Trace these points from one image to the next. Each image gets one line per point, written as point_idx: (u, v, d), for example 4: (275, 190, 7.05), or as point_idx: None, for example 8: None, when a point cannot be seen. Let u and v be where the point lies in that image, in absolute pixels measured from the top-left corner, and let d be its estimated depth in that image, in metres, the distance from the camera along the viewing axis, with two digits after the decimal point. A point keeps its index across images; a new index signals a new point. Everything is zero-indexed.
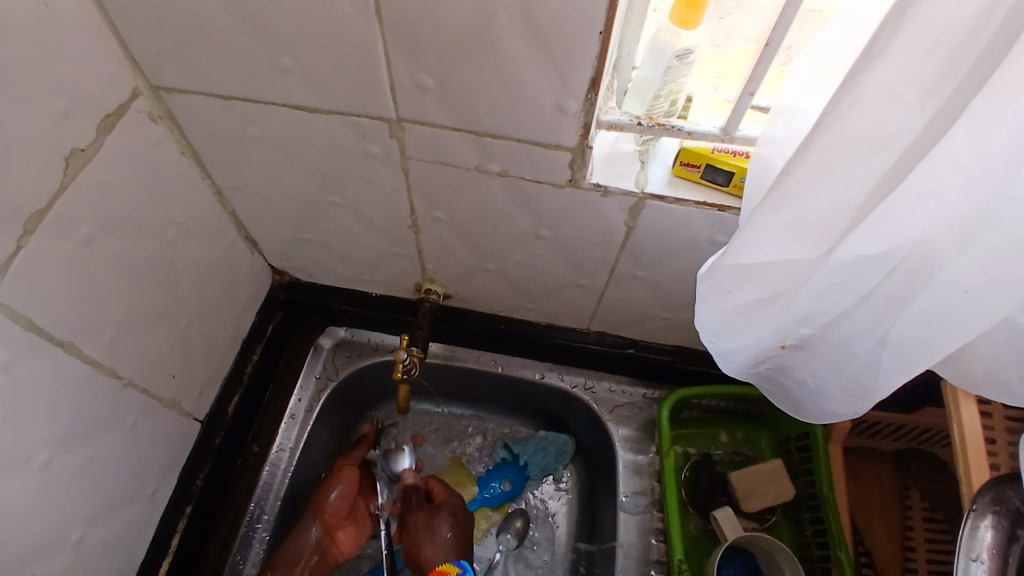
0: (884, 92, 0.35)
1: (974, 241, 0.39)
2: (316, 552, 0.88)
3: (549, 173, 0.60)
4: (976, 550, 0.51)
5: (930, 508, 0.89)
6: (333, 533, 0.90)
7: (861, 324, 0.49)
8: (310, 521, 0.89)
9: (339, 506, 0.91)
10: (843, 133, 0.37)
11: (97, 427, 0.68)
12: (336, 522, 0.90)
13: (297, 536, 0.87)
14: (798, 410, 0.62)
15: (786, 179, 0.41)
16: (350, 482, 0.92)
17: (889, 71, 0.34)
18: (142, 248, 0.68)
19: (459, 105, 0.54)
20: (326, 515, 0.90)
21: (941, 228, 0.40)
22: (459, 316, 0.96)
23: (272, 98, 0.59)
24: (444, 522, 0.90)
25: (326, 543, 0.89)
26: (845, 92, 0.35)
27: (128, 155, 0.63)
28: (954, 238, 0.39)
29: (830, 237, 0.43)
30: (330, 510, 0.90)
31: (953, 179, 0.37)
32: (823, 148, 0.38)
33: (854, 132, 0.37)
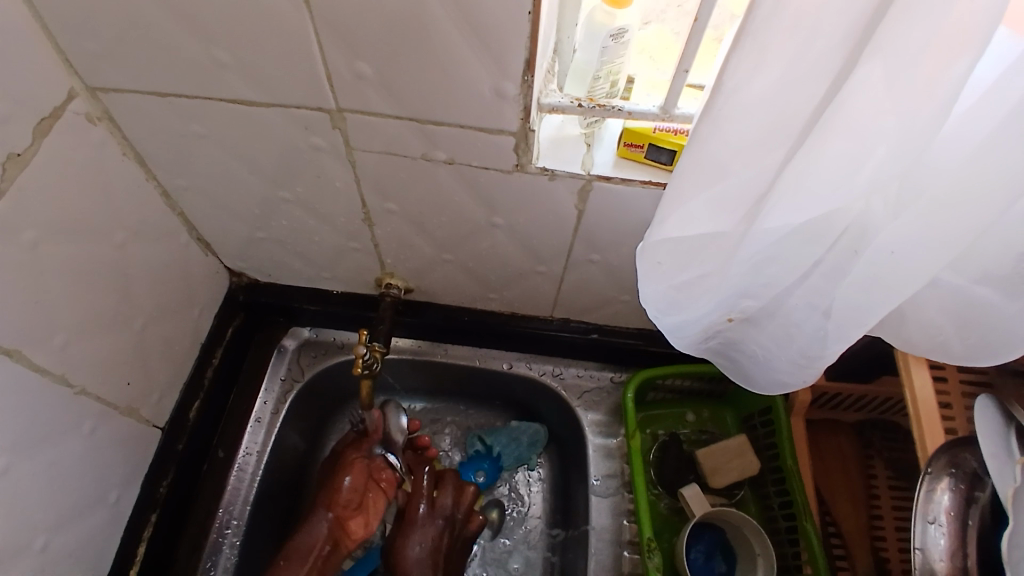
0: (792, 58, 0.36)
1: (906, 206, 0.40)
2: (328, 543, 0.86)
3: (495, 159, 0.60)
4: (933, 513, 0.52)
5: (893, 476, 0.92)
6: (345, 523, 0.88)
7: (800, 296, 0.50)
8: (321, 513, 0.87)
9: (349, 497, 0.87)
10: (758, 100, 0.38)
11: (54, 435, 0.66)
12: (347, 513, 0.88)
13: (310, 525, 0.85)
14: (751, 382, 0.64)
15: (712, 152, 0.42)
16: (361, 471, 0.89)
17: (797, 37, 0.35)
18: (91, 251, 0.66)
19: (401, 94, 0.54)
20: (337, 504, 0.87)
21: (876, 195, 0.41)
22: (423, 309, 0.95)
23: (212, 94, 0.58)
24: (416, 541, 0.88)
25: (338, 534, 0.87)
26: (757, 57, 0.37)
27: (68, 157, 0.61)
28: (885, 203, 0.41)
29: (758, 210, 0.44)
30: (341, 498, 0.87)
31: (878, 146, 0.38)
32: (743, 117, 0.39)
33: (769, 99, 0.38)
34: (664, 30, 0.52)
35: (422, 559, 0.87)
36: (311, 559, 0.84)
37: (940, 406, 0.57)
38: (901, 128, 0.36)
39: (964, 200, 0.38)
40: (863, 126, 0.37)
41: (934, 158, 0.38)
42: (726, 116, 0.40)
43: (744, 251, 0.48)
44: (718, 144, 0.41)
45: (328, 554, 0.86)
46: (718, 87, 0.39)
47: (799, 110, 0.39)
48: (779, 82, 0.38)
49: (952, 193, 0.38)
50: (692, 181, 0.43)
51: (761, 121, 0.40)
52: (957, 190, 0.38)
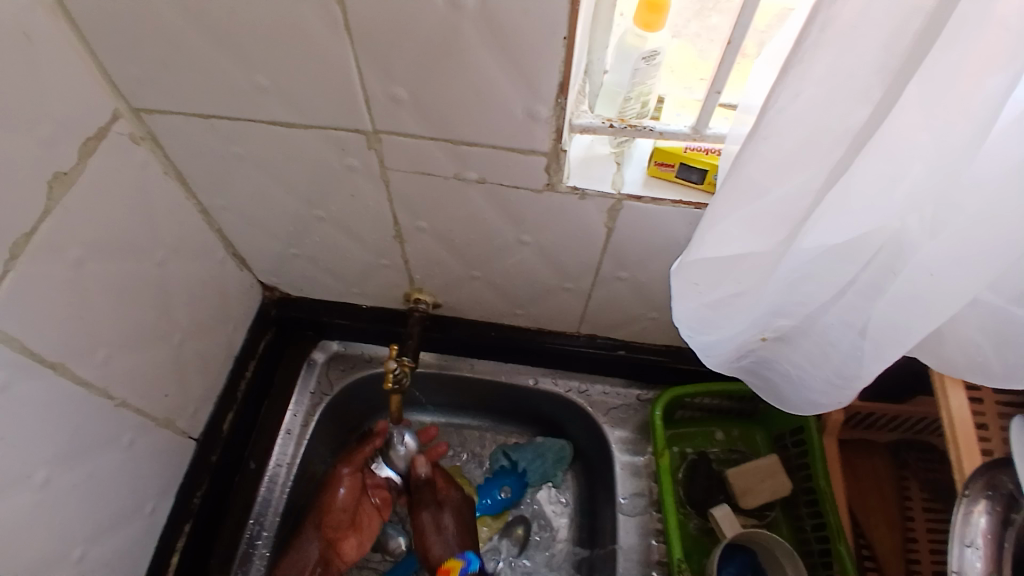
0: (827, 79, 0.36)
1: (944, 225, 0.40)
2: (319, 564, 0.90)
3: (525, 178, 0.60)
4: (971, 535, 0.51)
5: (930, 498, 0.90)
6: (336, 544, 0.91)
7: (835, 313, 0.50)
8: (311, 533, 0.91)
9: (341, 514, 0.92)
10: (793, 122, 0.39)
11: (92, 447, 0.68)
12: (338, 534, 0.92)
13: (301, 550, 0.89)
14: (784, 402, 0.63)
15: (748, 172, 0.42)
16: (352, 483, 0.94)
17: (832, 59, 0.35)
18: (132, 267, 0.68)
19: (434, 115, 0.55)
20: (328, 520, 0.92)
21: (914, 213, 0.41)
22: (449, 325, 0.96)
23: (251, 116, 0.60)
24: (448, 513, 0.93)
25: (329, 555, 0.90)
26: (791, 79, 0.37)
27: (112, 176, 0.63)
28: (921, 221, 0.41)
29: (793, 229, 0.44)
30: (334, 514, 0.92)
31: (917, 165, 0.38)
32: (779, 138, 0.40)
33: (804, 120, 0.39)
34: (688, 46, 0.53)
35: (455, 530, 0.92)
36: None
37: (976, 426, 0.56)
38: (937, 145, 0.36)
39: (1009, 215, 0.37)
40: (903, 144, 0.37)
41: (972, 176, 0.37)
42: (762, 136, 0.40)
43: (781, 270, 0.48)
44: (755, 164, 0.41)
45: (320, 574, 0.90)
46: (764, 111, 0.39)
47: (836, 129, 0.39)
48: (813, 104, 0.38)
49: (989, 211, 0.37)
50: (728, 202, 0.44)
51: (796, 141, 0.40)
52: (990, 210, 0.37)
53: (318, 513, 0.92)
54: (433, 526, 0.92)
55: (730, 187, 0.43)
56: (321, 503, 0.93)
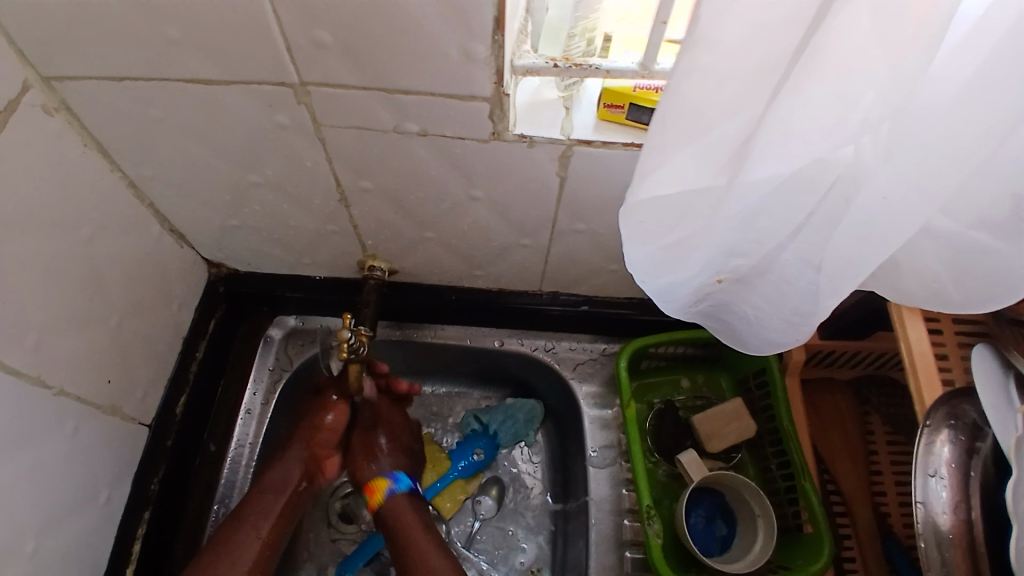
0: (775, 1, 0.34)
1: (895, 154, 0.39)
2: (304, 479, 0.86)
3: (470, 128, 0.57)
4: (935, 466, 0.52)
5: (891, 431, 0.92)
6: (321, 460, 0.87)
7: (793, 249, 0.49)
8: (297, 448, 0.85)
9: (330, 437, 0.85)
10: (740, 52, 0.37)
11: (35, 439, 0.64)
12: (325, 451, 0.86)
13: (286, 464, 0.84)
14: (742, 343, 0.63)
15: (696, 104, 0.39)
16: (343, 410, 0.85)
17: None
18: (57, 249, 0.63)
19: (365, 62, 0.51)
20: (316, 443, 0.85)
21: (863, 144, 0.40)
22: (406, 289, 0.93)
23: (169, 74, 0.55)
24: (382, 434, 0.89)
25: (313, 470, 0.86)
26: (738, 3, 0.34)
27: (23, 150, 0.58)
28: (875, 152, 0.40)
29: (743, 160, 0.42)
30: (320, 437, 0.85)
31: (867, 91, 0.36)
32: (726, 69, 0.38)
33: (753, 47, 0.37)
34: None
35: (390, 451, 0.88)
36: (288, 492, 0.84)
37: (936, 358, 0.56)
38: (892, 71, 0.35)
39: (957, 141, 0.38)
40: (855, 68, 0.35)
41: (921, 99, 0.37)
42: (711, 63, 0.37)
43: (735, 209, 0.46)
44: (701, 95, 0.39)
45: (304, 490, 0.86)
46: (688, 32, 0.36)
47: (784, 54, 0.37)
48: (759, 29, 0.36)
49: (947, 141, 0.38)
50: (677, 138, 0.41)
51: (746, 67, 0.37)
52: (946, 133, 0.37)
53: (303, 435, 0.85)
54: (367, 451, 0.88)
55: (677, 121, 0.40)
56: (307, 425, 0.86)
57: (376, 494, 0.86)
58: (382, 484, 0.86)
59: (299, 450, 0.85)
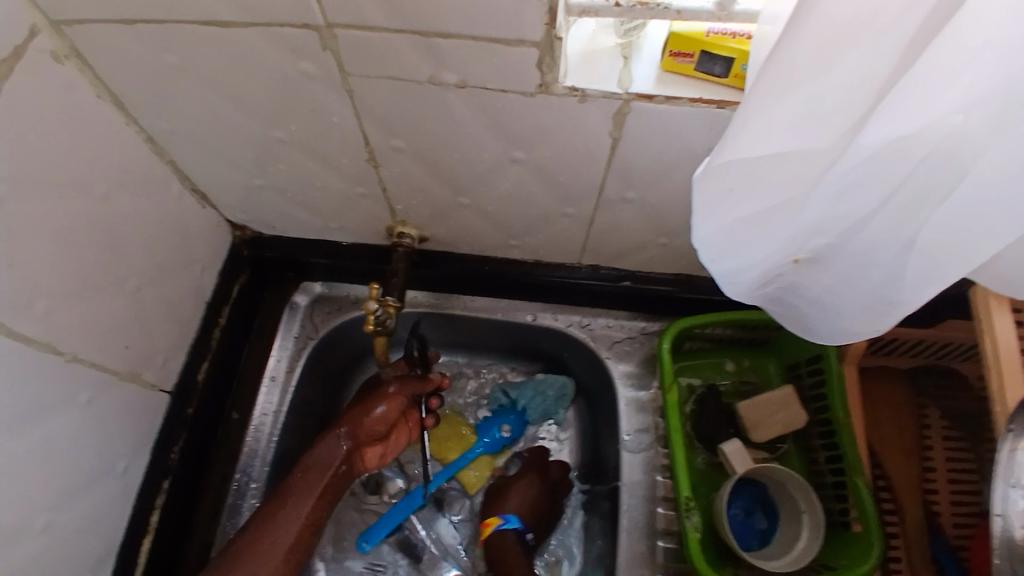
0: None
1: (1015, 122, 0.34)
2: (346, 463, 0.81)
3: (515, 79, 0.51)
4: (1016, 474, 0.45)
5: (948, 426, 0.86)
6: (363, 448, 0.83)
7: (881, 226, 0.43)
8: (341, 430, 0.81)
9: (377, 428, 0.82)
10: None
11: (49, 407, 0.61)
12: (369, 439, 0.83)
13: (331, 443, 0.80)
14: (810, 331, 0.57)
15: (791, 60, 0.35)
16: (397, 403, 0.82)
17: None
18: (70, 208, 0.60)
19: (398, 2, 0.45)
20: (362, 432, 0.82)
21: (979, 108, 0.34)
22: (438, 259, 0.88)
23: (183, 15, 0.50)
24: (516, 493, 0.88)
25: (355, 455, 0.83)
26: None
27: (33, 100, 0.54)
28: (989, 116, 0.34)
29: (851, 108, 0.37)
30: (368, 428, 0.82)
31: (994, 47, 0.31)
32: (831, 14, 0.32)
33: None
34: None
35: (522, 508, 0.87)
36: (329, 476, 0.79)
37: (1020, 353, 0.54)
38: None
39: None
40: (983, 22, 0.30)
41: None
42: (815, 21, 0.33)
43: (826, 178, 0.41)
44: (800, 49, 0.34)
45: (343, 473, 0.81)
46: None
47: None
48: None
49: None
50: (770, 100, 0.37)
51: (849, 17, 0.33)
52: None
53: (351, 420, 0.81)
54: (501, 498, 0.88)
55: (771, 83, 0.36)
56: (355, 411, 0.82)
57: (486, 529, 0.85)
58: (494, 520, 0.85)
59: (345, 431, 0.81)
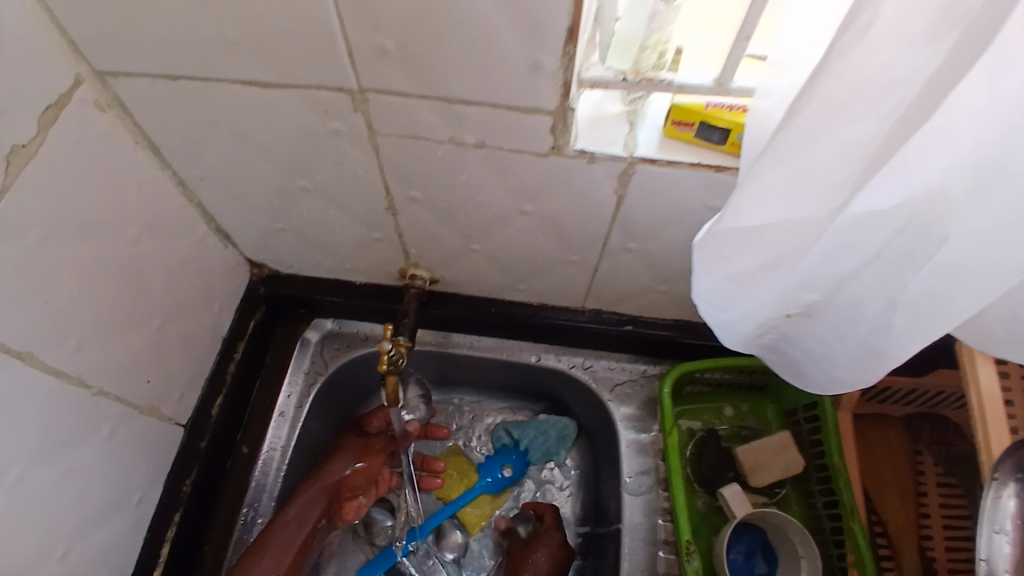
0: (883, 42, 0.33)
1: (988, 193, 0.37)
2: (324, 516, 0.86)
3: (529, 141, 0.55)
4: (999, 521, 0.47)
5: (943, 472, 0.88)
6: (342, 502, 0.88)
7: (866, 284, 0.46)
8: (318, 488, 0.85)
9: (356, 483, 0.88)
10: (836, 90, 0.36)
11: (71, 440, 0.63)
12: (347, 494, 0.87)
13: (307, 501, 0.84)
14: (804, 379, 0.60)
15: (787, 139, 0.39)
16: (374, 458, 0.89)
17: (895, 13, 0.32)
18: (104, 249, 0.63)
19: (426, 71, 0.50)
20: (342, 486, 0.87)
21: (953, 178, 0.38)
22: (448, 300, 0.92)
23: (224, 76, 0.55)
24: (540, 552, 0.87)
25: (335, 508, 0.87)
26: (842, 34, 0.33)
27: (75, 148, 0.57)
28: (962, 187, 0.38)
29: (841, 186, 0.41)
30: (348, 483, 0.87)
31: (965, 123, 0.35)
32: (820, 104, 0.37)
33: (852, 85, 0.36)
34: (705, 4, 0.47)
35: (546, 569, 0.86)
36: (305, 531, 0.83)
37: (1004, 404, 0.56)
38: (992, 104, 0.34)
39: None
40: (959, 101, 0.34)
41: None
42: (813, 98, 0.37)
43: (814, 241, 0.45)
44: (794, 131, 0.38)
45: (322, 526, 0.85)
46: (814, 73, 0.36)
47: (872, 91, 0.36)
48: (859, 67, 0.35)
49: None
50: (765, 170, 0.41)
51: (841, 98, 0.36)
52: None
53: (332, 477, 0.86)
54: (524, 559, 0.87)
55: (768, 158, 0.40)
56: (336, 467, 0.87)
57: None
58: None
59: (323, 488, 0.85)
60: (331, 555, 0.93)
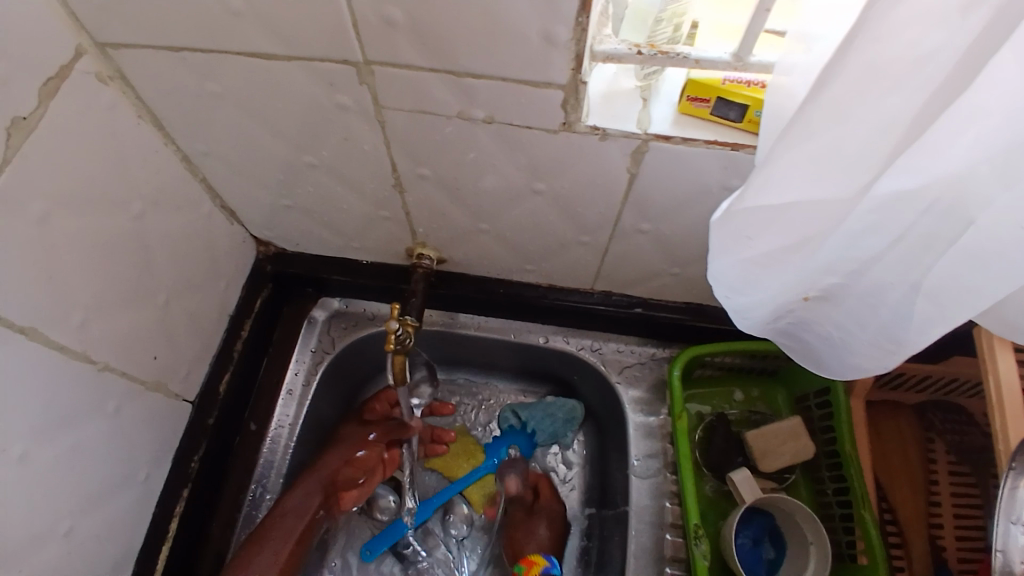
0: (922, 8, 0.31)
1: (1021, 175, 0.35)
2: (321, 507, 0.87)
3: (540, 117, 0.54)
4: (1016, 512, 0.46)
5: (955, 461, 0.86)
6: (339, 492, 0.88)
7: (890, 268, 0.44)
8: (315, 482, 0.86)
9: (355, 472, 0.89)
10: (869, 61, 0.34)
11: (77, 416, 0.64)
12: (345, 485, 0.88)
13: (306, 492, 0.85)
14: (820, 365, 0.58)
15: (817, 114, 0.37)
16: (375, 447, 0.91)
17: None
18: (107, 224, 0.63)
19: (435, 42, 0.48)
20: (340, 476, 0.88)
21: (986, 159, 0.36)
22: (456, 280, 0.91)
23: (226, 47, 0.53)
24: (542, 524, 0.91)
25: (331, 499, 0.88)
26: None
27: (76, 120, 0.56)
28: (995, 169, 0.36)
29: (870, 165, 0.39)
30: (346, 473, 0.88)
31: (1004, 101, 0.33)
32: (853, 75, 0.34)
33: (886, 56, 0.33)
34: None
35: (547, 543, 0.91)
36: (304, 521, 0.84)
37: None
38: None
39: None
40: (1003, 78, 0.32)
41: None
42: (846, 69, 0.34)
43: (838, 221, 0.43)
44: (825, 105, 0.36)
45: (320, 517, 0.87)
46: (845, 42, 0.33)
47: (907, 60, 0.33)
48: (895, 37, 0.32)
49: None
50: (792, 147, 0.39)
51: (877, 69, 0.34)
52: None
53: (330, 467, 0.87)
54: (527, 532, 0.91)
55: (796, 134, 0.38)
56: (335, 457, 0.88)
57: (534, 567, 0.84)
58: (540, 560, 0.84)
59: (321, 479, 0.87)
60: (337, 532, 0.93)
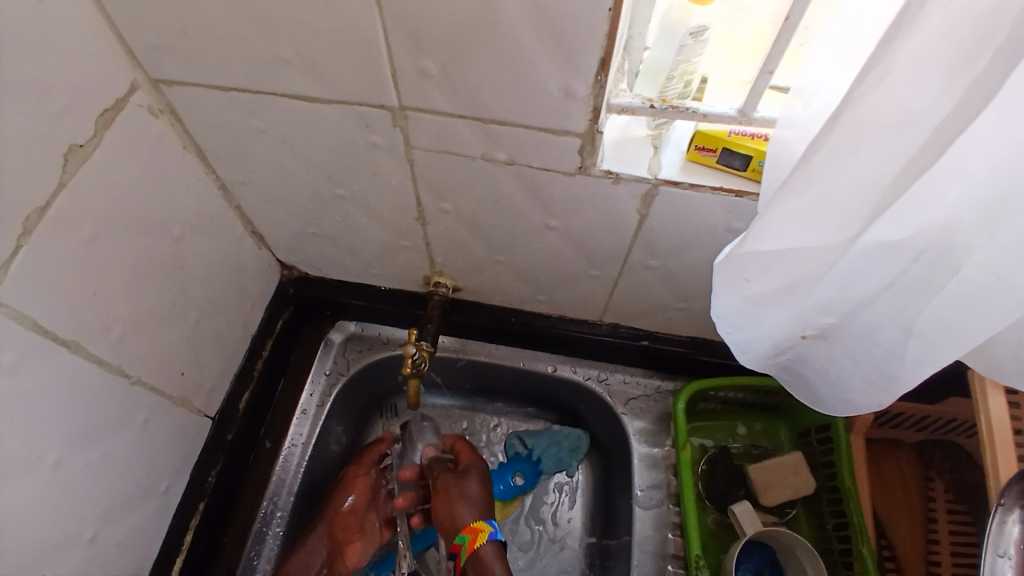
0: (908, 76, 0.35)
1: (1001, 225, 0.38)
2: (325, 564, 0.88)
3: (557, 160, 0.58)
4: (1004, 545, 0.47)
5: (954, 499, 0.87)
6: (342, 548, 0.89)
7: (881, 310, 0.48)
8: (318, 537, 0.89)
9: (350, 518, 0.89)
10: (860, 122, 0.38)
11: (108, 428, 0.67)
12: (346, 538, 0.89)
13: (309, 549, 0.87)
14: (818, 402, 0.61)
15: (811, 170, 0.41)
16: (365, 489, 0.91)
17: (916, 51, 0.34)
18: (148, 246, 0.67)
19: (465, 92, 0.52)
20: (337, 526, 0.89)
21: (968, 210, 0.39)
22: (468, 307, 0.94)
23: (272, 89, 0.58)
24: (473, 481, 0.88)
25: (334, 557, 0.89)
26: (875, 66, 0.35)
27: (127, 150, 0.61)
28: (977, 220, 0.39)
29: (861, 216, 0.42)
30: (342, 519, 0.89)
31: (981, 161, 0.36)
32: (846, 132, 0.39)
33: (873, 116, 0.37)
34: (728, 37, 0.50)
35: (480, 497, 0.87)
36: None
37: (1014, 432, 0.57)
38: (1007, 139, 0.35)
39: None
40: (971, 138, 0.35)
41: None
42: (835, 129, 0.39)
43: (832, 267, 0.47)
44: (820, 160, 0.40)
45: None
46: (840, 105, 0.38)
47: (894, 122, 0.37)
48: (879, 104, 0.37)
49: None
50: (789, 198, 0.43)
51: (864, 127, 0.38)
52: None
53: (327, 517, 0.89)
54: (459, 491, 0.87)
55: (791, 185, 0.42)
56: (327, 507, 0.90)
57: (483, 534, 0.83)
58: (485, 526, 0.83)
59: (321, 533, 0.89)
60: None
